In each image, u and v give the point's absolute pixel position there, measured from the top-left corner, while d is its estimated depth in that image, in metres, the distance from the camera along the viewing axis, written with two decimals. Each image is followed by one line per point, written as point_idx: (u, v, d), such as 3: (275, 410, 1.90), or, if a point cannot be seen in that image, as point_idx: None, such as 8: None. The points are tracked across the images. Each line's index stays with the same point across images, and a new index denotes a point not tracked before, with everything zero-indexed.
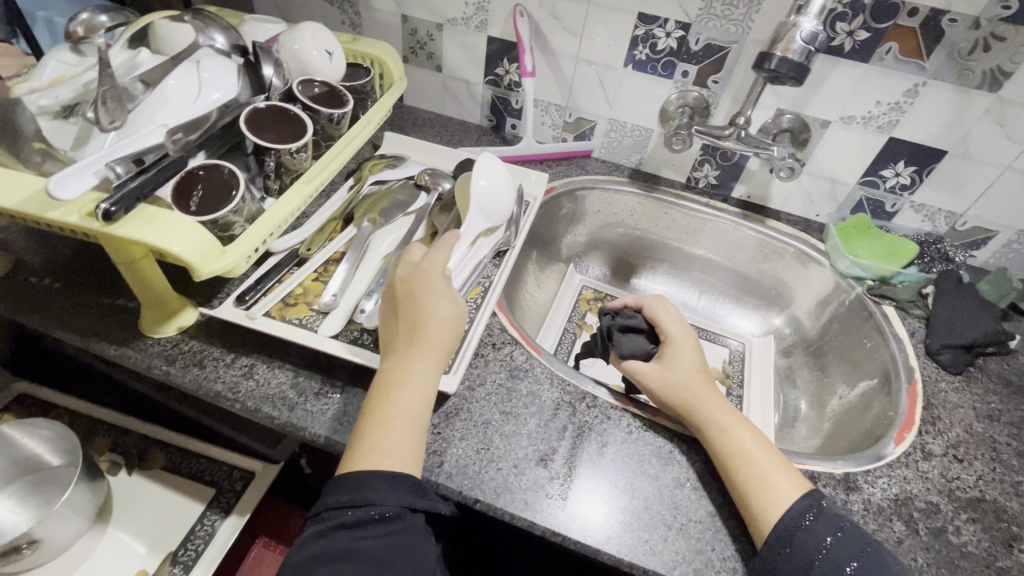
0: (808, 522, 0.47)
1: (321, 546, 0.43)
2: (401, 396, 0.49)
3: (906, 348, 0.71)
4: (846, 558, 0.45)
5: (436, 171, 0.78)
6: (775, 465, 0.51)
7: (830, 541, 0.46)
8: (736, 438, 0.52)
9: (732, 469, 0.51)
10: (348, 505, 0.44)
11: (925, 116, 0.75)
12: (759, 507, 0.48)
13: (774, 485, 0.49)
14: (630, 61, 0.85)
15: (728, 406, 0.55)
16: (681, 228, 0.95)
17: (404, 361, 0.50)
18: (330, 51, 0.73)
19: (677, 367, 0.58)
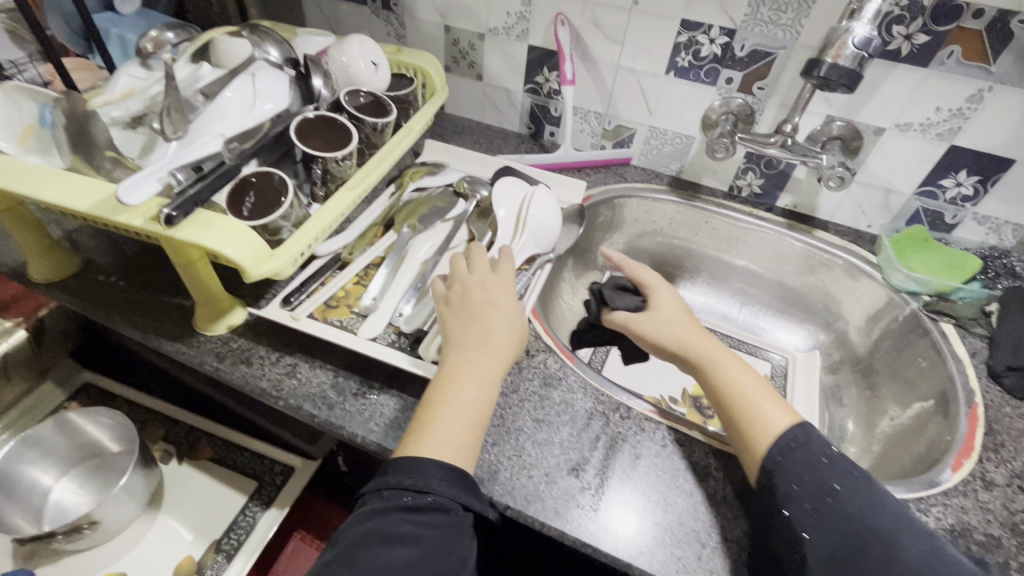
0: (797, 445, 0.49)
1: (368, 524, 0.45)
2: (470, 388, 0.51)
3: (966, 368, 0.67)
4: (827, 481, 0.47)
5: (475, 178, 0.79)
6: (765, 395, 0.54)
7: (822, 462, 0.48)
8: (727, 373, 0.57)
9: (725, 401, 0.55)
10: (404, 488, 0.46)
11: (991, 123, 0.71)
12: (751, 432, 0.52)
13: (765, 411, 0.52)
14: (672, 68, 0.84)
15: (717, 347, 0.60)
16: (721, 238, 0.92)
17: (476, 355, 0.53)
18: (376, 62, 0.75)
19: (665, 318, 0.64)
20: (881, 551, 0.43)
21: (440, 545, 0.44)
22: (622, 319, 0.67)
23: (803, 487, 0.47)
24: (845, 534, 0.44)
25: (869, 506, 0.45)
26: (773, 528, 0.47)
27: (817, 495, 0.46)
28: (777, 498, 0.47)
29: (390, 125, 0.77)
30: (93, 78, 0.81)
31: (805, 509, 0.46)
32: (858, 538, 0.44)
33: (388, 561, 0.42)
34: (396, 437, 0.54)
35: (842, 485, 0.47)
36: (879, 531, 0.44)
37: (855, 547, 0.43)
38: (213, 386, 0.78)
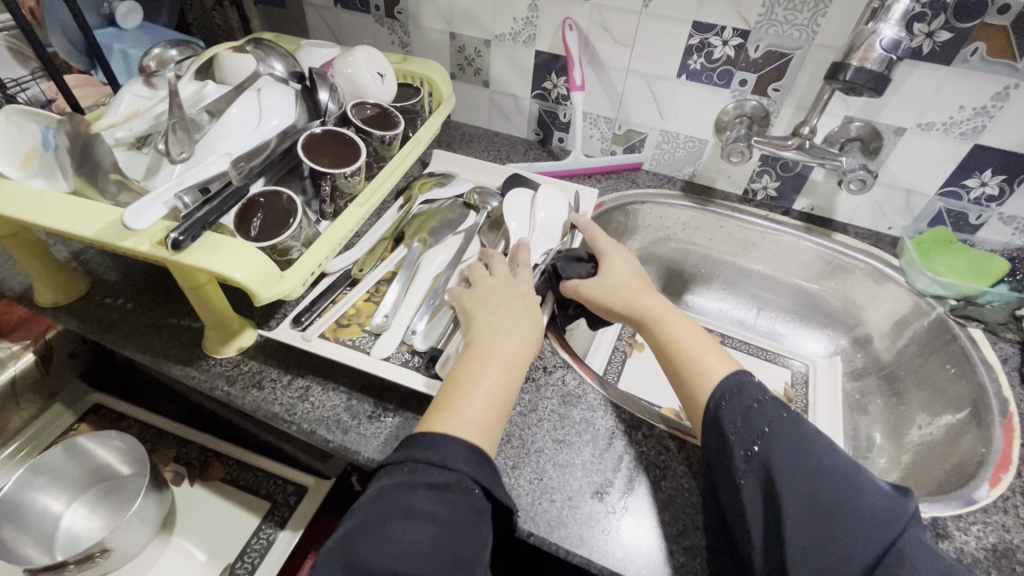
0: (736, 394, 0.49)
1: (384, 497, 0.43)
2: (496, 370, 0.51)
3: (998, 375, 0.65)
4: (758, 425, 0.46)
5: (484, 189, 0.78)
6: (709, 347, 0.54)
7: (756, 406, 0.47)
8: (672, 328, 0.57)
9: (670, 357, 0.55)
10: (424, 464, 0.44)
11: (1018, 120, 0.68)
12: (693, 387, 0.52)
13: (708, 364, 0.53)
14: (683, 71, 0.82)
15: (661, 303, 0.60)
16: (737, 242, 0.90)
17: (502, 339, 0.54)
18: (382, 73, 0.74)
19: (612, 276, 0.63)
20: (828, 487, 0.41)
21: (458, 526, 0.41)
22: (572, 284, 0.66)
23: (740, 432, 0.46)
24: (790, 473, 0.43)
25: (803, 444, 0.44)
26: (728, 480, 0.46)
27: (753, 440, 0.45)
28: (725, 451, 0.47)
29: (398, 137, 0.75)
30: (96, 95, 0.80)
31: (750, 455, 0.45)
32: (803, 476, 0.42)
33: (402, 538, 0.40)
34: None
35: (772, 425, 0.46)
36: (821, 467, 0.42)
37: (801, 486, 0.42)
38: (224, 404, 0.77)
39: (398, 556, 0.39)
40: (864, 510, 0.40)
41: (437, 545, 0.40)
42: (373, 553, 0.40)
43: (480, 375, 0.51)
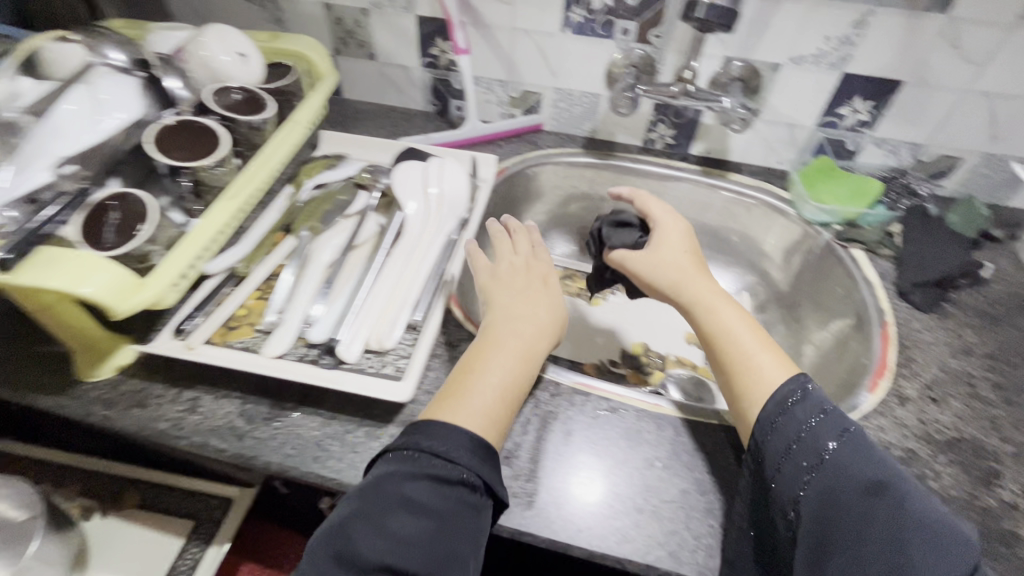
0: (795, 403, 0.47)
1: (381, 482, 0.43)
2: (509, 357, 0.52)
3: (877, 290, 0.69)
4: (827, 438, 0.45)
5: (375, 168, 0.74)
6: (760, 346, 0.53)
7: (813, 424, 0.46)
8: (720, 320, 0.56)
9: (719, 352, 0.54)
10: (417, 451, 0.44)
11: (877, 47, 0.71)
12: (743, 390, 0.50)
13: (764, 364, 0.51)
14: (566, 25, 0.80)
15: (718, 291, 0.59)
16: (641, 193, 0.92)
17: (514, 326, 0.54)
18: (243, 53, 0.68)
19: (660, 257, 0.62)
20: (880, 498, 0.40)
21: (448, 517, 0.42)
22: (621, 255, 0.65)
23: (805, 442, 0.45)
24: (842, 486, 0.42)
25: (871, 460, 0.43)
26: (778, 493, 0.44)
27: (821, 452, 0.44)
28: (778, 458, 0.45)
29: (273, 121, 0.71)
30: None
31: (806, 467, 0.44)
32: (857, 486, 0.41)
33: (394, 525, 0.41)
34: (316, 457, 0.50)
35: (842, 440, 0.44)
36: (877, 480, 0.41)
37: (854, 497, 0.41)
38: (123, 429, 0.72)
39: (387, 540, 0.40)
40: (917, 522, 0.38)
41: (429, 534, 0.41)
42: (363, 538, 0.40)
43: (492, 354, 0.52)
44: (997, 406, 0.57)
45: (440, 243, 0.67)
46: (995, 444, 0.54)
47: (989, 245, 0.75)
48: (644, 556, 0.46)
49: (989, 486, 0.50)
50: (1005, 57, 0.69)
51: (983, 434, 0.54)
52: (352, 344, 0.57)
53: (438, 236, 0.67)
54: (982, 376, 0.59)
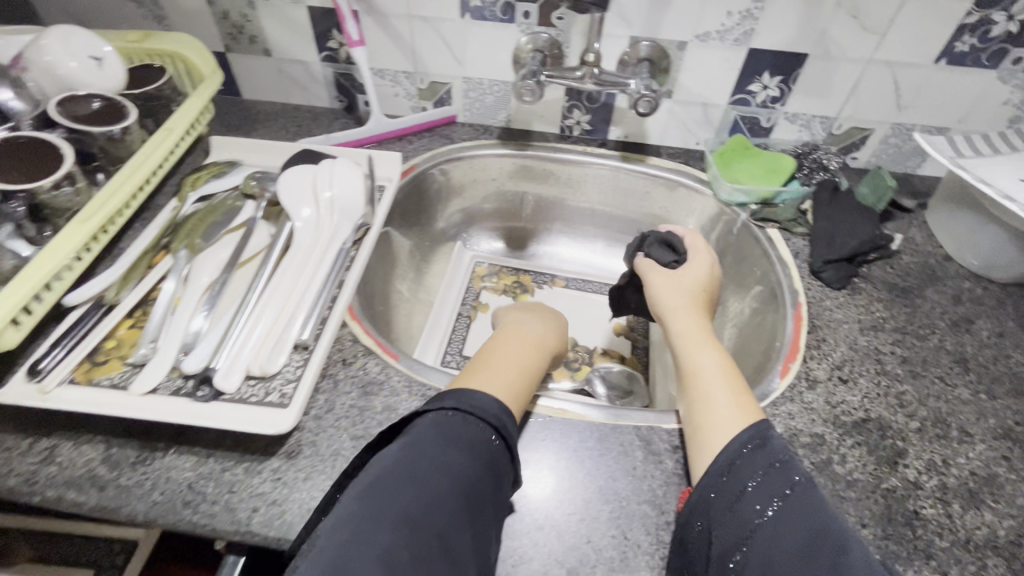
0: (748, 453, 0.43)
1: (422, 443, 0.41)
2: (521, 348, 0.56)
3: (791, 270, 0.68)
4: (778, 486, 0.40)
5: (264, 175, 0.69)
6: (728, 397, 0.48)
7: (762, 475, 0.41)
8: (700, 359, 0.53)
9: (688, 394, 0.51)
10: (457, 415, 0.44)
11: (778, 20, 0.70)
12: (699, 427, 0.47)
13: (724, 413, 0.47)
14: (465, 10, 0.76)
15: (706, 333, 0.56)
16: (562, 182, 0.89)
17: (524, 333, 0.59)
18: (96, 56, 0.62)
19: (674, 278, 0.62)
20: (823, 555, 0.35)
21: (479, 486, 0.40)
22: (641, 267, 0.66)
23: (758, 487, 0.41)
24: (787, 539, 0.37)
25: (825, 512, 0.38)
26: (721, 532, 0.40)
27: (772, 498, 0.40)
28: (730, 501, 0.41)
29: (141, 130, 0.64)
30: None
31: (755, 514, 0.39)
32: (800, 539, 0.36)
33: (431, 485, 0.38)
34: (187, 501, 0.46)
35: (795, 489, 0.40)
36: (823, 533, 0.36)
37: (797, 551, 0.36)
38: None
39: (422, 503, 0.37)
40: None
41: (465, 501, 0.39)
42: (390, 505, 0.36)
43: (502, 346, 0.56)
44: (904, 382, 0.56)
45: (333, 252, 0.62)
46: (901, 421, 0.53)
47: (900, 216, 0.75)
48: None
49: (893, 466, 0.50)
50: (904, 25, 0.68)
51: (890, 412, 0.54)
52: (231, 373, 0.52)
53: (330, 245, 0.63)
54: (890, 351, 0.59)
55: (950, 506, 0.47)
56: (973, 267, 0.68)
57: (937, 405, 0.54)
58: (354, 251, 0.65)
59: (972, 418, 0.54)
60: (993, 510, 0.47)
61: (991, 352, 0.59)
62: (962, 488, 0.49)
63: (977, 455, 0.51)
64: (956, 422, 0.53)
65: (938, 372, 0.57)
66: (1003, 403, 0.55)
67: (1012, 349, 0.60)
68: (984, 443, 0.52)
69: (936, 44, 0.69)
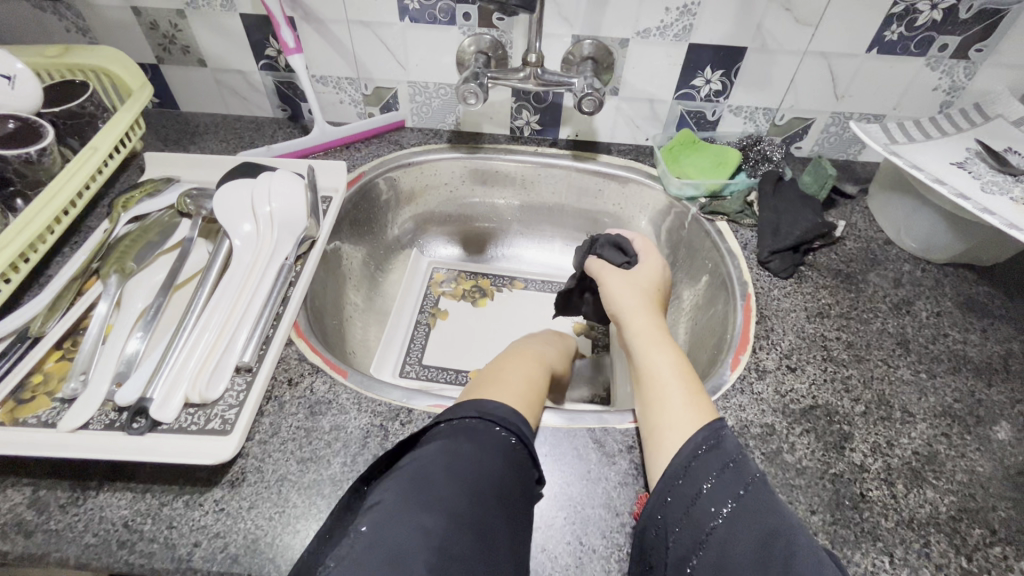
0: (703, 455, 0.43)
1: (461, 443, 0.41)
2: (524, 385, 0.51)
3: (740, 262, 0.69)
4: (732, 486, 0.40)
5: (200, 193, 0.66)
6: (681, 395, 0.48)
7: (717, 476, 0.41)
8: (655, 359, 0.52)
9: (644, 396, 0.51)
10: (490, 420, 0.43)
11: (715, 15, 0.71)
12: (658, 432, 0.47)
13: (679, 415, 0.47)
14: (404, 14, 0.74)
15: (660, 331, 0.56)
16: (516, 183, 0.88)
17: (522, 369, 0.54)
18: (8, 74, 0.58)
19: (626, 280, 0.63)
20: (777, 552, 0.35)
21: (517, 484, 0.41)
22: (596, 268, 0.66)
23: (713, 488, 0.41)
24: (742, 538, 0.37)
25: (777, 508, 0.39)
26: (677, 531, 0.40)
27: (727, 499, 0.40)
28: (687, 503, 0.41)
29: (63, 150, 0.61)
30: None
31: (713, 515, 0.39)
32: (754, 539, 0.37)
33: (474, 482, 0.38)
34: (122, 541, 0.44)
35: (749, 489, 0.40)
36: (776, 530, 0.37)
37: (752, 551, 0.36)
38: None
39: (465, 500, 0.37)
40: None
41: (506, 504, 0.39)
42: (436, 500, 0.36)
43: (501, 380, 0.51)
44: (849, 366, 0.58)
45: (275, 268, 0.60)
46: (847, 406, 0.54)
47: (843, 203, 0.77)
48: None
49: (840, 451, 0.51)
50: (835, 16, 0.69)
51: (836, 397, 0.55)
52: (168, 402, 0.50)
53: (271, 261, 0.60)
54: (835, 337, 0.60)
55: (895, 486, 0.49)
56: (912, 250, 0.70)
57: (880, 387, 0.56)
58: (299, 265, 0.63)
59: (914, 398, 0.55)
60: (934, 487, 0.49)
61: (930, 332, 0.61)
62: (905, 468, 0.50)
63: (919, 434, 0.52)
64: (899, 403, 0.55)
65: (881, 354, 0.59)
66: (942, 381, 0.57)
67: (950, 327, 0.62)
68: (925, 421, 0.53)
69: (866, 34, 0.71)
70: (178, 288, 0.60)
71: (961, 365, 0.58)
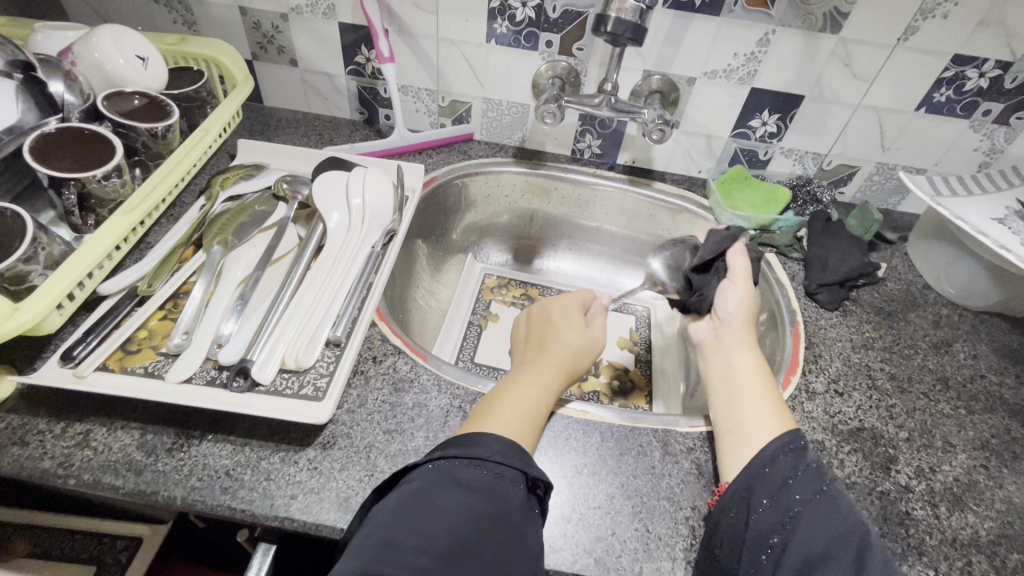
0: (782, 453, 0.46)
1: (438, 486, 0.41)
2: (520, 425, 0.50)
3: (788, 291, 0.74)
4: (814, 483, 0.44)
5: (294, 179, 0.71)
6: (770, 402, 0.52)
7: (801, 471, 0.45)
8: (742, 370, 0.56)
9: (730, 398, 0.54)
10: (465, 457, 0.44)
11: (779, 63, 0.77)
12: (742, 428, 0.51)
13: (765, 420, 0.50)
14: (491, 36, 0.80)
15: (752, 347, 0.60)
16: (572, 202, 0.93)
17: (515, 404, 0.52)
18: (142, 56, 0.64)
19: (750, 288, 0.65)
20: (853, 547, 0.39)
21: (499, 511, 0.41)
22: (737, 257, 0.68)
23: (798, 480, 0.44)
24: (825, 528, 0.41)
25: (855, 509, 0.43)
26: (759, 505, 0.44)
27: (810, 491, 0.43)
28: (775, 489, 0.44)
29: (179, 129, 0.66)
30: None
31: (795, 503, 0.43)
32: (834, 527, 0.41)
33: (449, 515, 0.39)
34: (226, 488, 0.47)
35: (830, 488, 0.44)
36: (854, 527, 0.41)
37: (831, 537, 0.40)
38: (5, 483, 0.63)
39: (440, 534, 0.38)
40: None
41: (495, 539, 0.39)
42: (414, 530, 0.38)
43: (495, 421, 0.49)
44: (893, 396, 0.61)
45: (363, 254, 0.65)
46: (892, 431, 0.58)
47: (883, 247, 0.82)
48: (572, 565, 0.45)
49: (886, 471, 0.54)
50: (890, 75, 0.75)
51: (881, 422, 0.59)
52: (267, 364, 0.53)
53: (360, 246, 0.66)
54: (880, 367, 0.64)
55: (938, 507, 0.52)
56: (950, 295, 0.74)
57: (923, 418, 0.60)
58: (383, 253, 0.67)
59: (954, 430, 0.59)
60: (975, 512, 0.52)
61: (968, 372, 0.65)
62: (947, 492, 0.53)
63: (959, 463, 0.56)
64: (940, 434, 0.58)
65: (922, 388, 0.63)
66: (980, 418, 0.60)
67: (986, 369, 0.66)
68: (965, 452, 0.57)
69: (917, 94, 0.76)
70: (272, 264, 0.64)
71: (997, 405, 0.62)
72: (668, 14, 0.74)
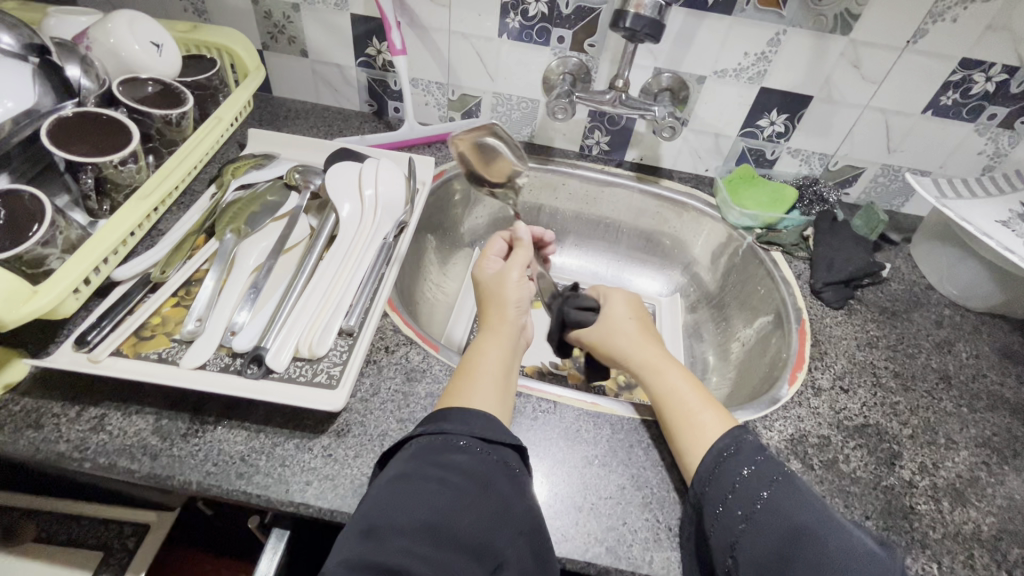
0: (728, 456, 0.47)
1: (414, 465, 0.42)
2: (492, 391, 0.51)
3: (794, 290, 0.74)
4: (759, 485, 0.45)
5: (307, 168, 0.72)
6: (699, 401, 0.52)
7: (745, 475, 0.46)
8: (663, 381, 0.55)
9: (661, 413, 0.53)
10: (435, 436, 0.44)
11: (789, 63, 0.77)
12: (682, 444, 0.50)
13: (706, 422, 0.50)
14: (504, 31, 0.81)
15: (662, 353, 0.58)
16: (579, 198, 0.94)
17: (483, 373, 0.52)
18: (158, 43, 0.64)
19: (611, 315, 0.65)
20: (806, 548, 0.40)
21: (477, 483, 0.41)
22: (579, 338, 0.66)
23: (741, 488, 0.45)
24: (774, 534, 0.42)
25: (804, 500, 0.43)
26: (710, 512, 0.45)
27: (761, 490, 0.44)
28: (722, 497, 0.45)
29: (193, 117, 0.66)
30: None
31: (739, 519, 0.44)
32: (781, 539, 0.41)
33: (425, 494, 0.39)
34: (242, 472, 0.47)
35: (778, 483, 0.45)
36: (806, 523, 0.41)
37: (783, 543, 0.41)
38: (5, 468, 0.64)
39: (418, 514, 0.38)
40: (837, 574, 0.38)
41: (475, 510, 0.40)
42: (399, 512, 0.38)
43: (466, 399, 0.49)
44: (897, 393, 0.62)
45: (374, 245, 0.66)
46: (896, 428, 0.59)
47: (888, 247, 0.83)
48: (583, 554, 0.46)
49: (890, 466, 0.55)
50: (898, 77, 0.76)
51: (885, 419, 0.60)
52: (281, 352, 0.53)
53: (372, 238, 0.66)
54: (884, 366, 0.65)
55: (940, 502, 0.53)
56: (953, 296, 0.75)
57: (926, 415, 0.61)
58: (394, 244, 0.68)
59: (957, 427, 0.60)
60: (977, 507, 0.53)
61: (971, 371, 0.66)
62: (950, 487, 0.54)
63: (961, 460, 0.57)
64: (943, 431, 0.59)
65: (926, 386, 0.64)
66: (982, 416, 0.61)
67: (988, 369, 0.67)
68: (967, 449, 0.58)
69: (925, 97, 0.77)
70: (284, 253, 0.64)
71: (998, 403, 0.63)
72: (681, 13, 0.75)
